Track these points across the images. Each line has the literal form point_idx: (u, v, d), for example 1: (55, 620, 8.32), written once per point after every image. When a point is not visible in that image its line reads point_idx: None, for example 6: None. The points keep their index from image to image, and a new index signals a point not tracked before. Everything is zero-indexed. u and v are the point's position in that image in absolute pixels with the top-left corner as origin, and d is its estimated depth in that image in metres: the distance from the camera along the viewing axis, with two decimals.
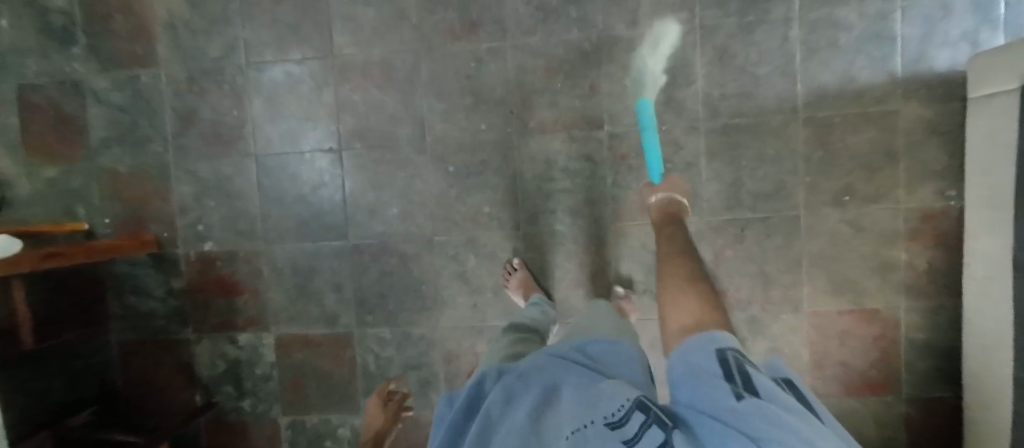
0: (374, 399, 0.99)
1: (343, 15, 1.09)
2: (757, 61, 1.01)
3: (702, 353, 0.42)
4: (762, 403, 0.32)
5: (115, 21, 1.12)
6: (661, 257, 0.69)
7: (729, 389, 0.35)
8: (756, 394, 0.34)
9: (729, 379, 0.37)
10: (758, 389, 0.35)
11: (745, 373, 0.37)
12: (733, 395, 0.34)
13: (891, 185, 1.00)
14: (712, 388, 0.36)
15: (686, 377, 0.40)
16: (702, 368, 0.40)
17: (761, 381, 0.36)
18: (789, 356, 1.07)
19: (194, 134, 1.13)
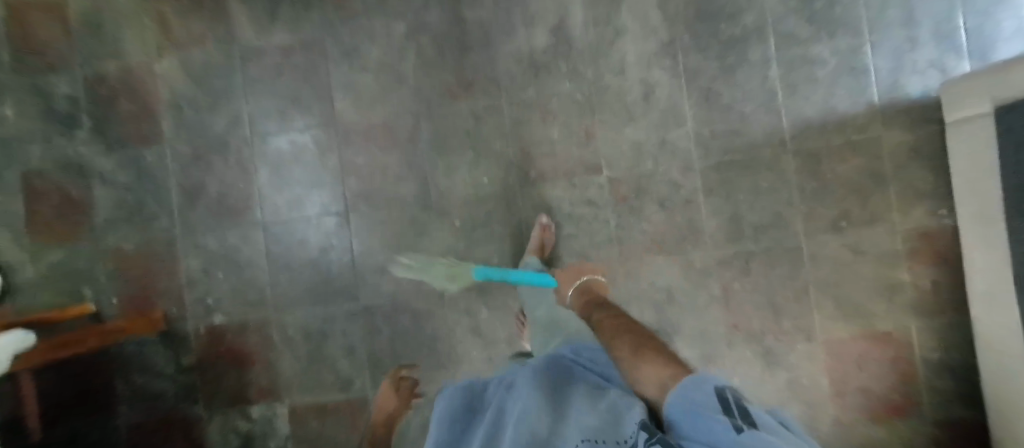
0: (387, 383, 1.09)
1: (342, 83, 1.13)
2: (743, 99, 1.06)
3: (703, 388, 0.42)
4: (762, 432, 0.32)
5: (120, 104, 1.15)
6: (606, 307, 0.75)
7: (730, 420, 0.35)
8: (756, 426, 0.34)
9: (729, 411, 0.37)
10: (759, 423, 0.35)
11: (745, 408, 0.38)
12: (732, 426, 0.34)
13: (884, 208, 1.04)
14: (712, 419, 0.36)
15: (686, 408, 0.40)
16: (701, 401, 0.40)
17: (760, 416, 0.36)
18: (809, 386, 1.07)
19: (200, 207, 1.15)
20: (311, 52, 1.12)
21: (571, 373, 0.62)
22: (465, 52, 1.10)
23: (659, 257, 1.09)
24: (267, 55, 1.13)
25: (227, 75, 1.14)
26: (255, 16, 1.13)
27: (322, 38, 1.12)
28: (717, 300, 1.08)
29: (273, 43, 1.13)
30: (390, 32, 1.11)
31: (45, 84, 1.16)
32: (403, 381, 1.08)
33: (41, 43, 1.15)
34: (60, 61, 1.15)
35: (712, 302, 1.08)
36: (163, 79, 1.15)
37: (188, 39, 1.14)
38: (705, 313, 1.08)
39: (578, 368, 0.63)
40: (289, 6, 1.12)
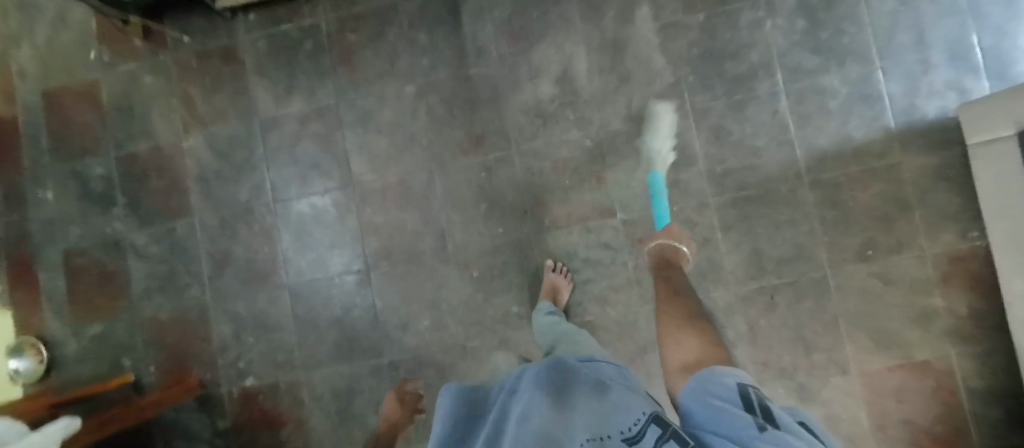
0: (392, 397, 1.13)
1: (357, 145, 1.17)
2: (754, 134, 1.05)
3: (728, 389, 0.46)
4: (779, 429, 0.36)
5: (150, 179, 1.21)
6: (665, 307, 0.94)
7: (751, 416, 0.39)
8: (776, 424, 0.38)
9: (751, 410, 0.41)
10: (779, 421, 0.38)
11: (765, 407, 0.41)
12: (754, 422, 0.38)
13: (911, 235, 1.01)
14: (737, 414, 0.40)
15: (714, 405, 0.44)
16: (727, 400, 0.44)
17: (780, 415, 0.40)
18: (849, 423, 1.02)
19: (229, 273, 1.19)
20: (328, 118, 1.17)
21: (578, 370, 0.60)
22: (475, 108, 1.14)
23: None
24: (286, 124, 1.18)
25: (249, 144, 1.19)
26: (274, 88, 1.19)
27: (337, 104, 1.17)
28: (744, 338, 1.05)
29: (291, 112, 1.18)
30: (402, 94, 1.16)
31: (82, 166, 1.23)
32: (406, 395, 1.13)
33: (77, 128, 1.23)
34: (96, 144, 1.23)
35: (739, 340, 1.05)
36: (190, 153, 1.21)
37: (212, 114, 1.20)
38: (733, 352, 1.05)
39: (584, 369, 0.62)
40: (305, 77, 1.18)
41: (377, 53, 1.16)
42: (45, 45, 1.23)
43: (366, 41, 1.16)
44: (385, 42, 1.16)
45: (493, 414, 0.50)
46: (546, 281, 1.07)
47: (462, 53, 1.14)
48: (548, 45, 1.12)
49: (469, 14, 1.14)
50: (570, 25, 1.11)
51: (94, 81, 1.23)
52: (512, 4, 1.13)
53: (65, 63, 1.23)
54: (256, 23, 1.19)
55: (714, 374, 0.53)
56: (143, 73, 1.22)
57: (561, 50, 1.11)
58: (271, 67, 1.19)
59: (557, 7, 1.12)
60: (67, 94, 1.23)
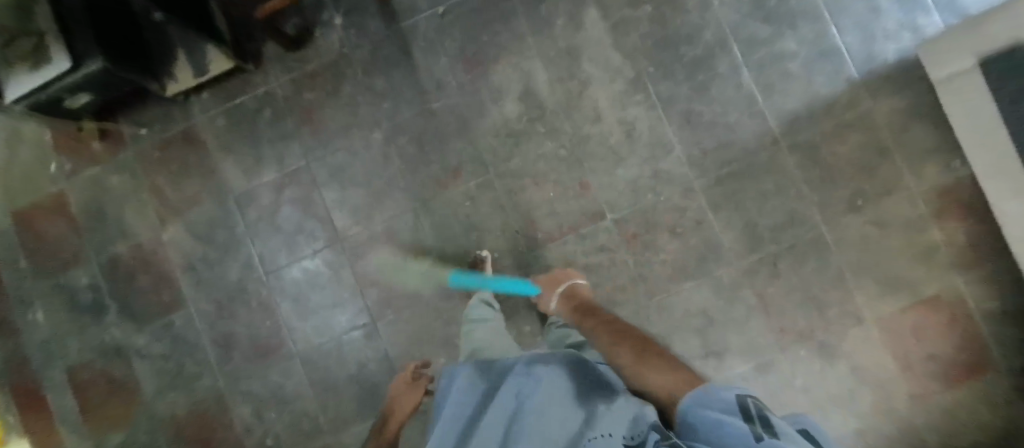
0: (402, 374, 1.10)
1: (337, 201, 1.16)
2: (723, 111, 1.06)
3: (720, 393, 0.41)
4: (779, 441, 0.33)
5: (138, 278, 1.19)
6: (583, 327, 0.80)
7: (749, 428, 0.35)
8: (775, 435, 0.34)
9: (747, 420, 0.37)
10: (778, 430, 0.35)
11: (762, 415, 0.38)
12: (749, 435, 0.35)
13: (896, 178, 1.02)
14: (732, 429, 0.36)
15: (704, 414, 0.40)
16: (719, 408, 0.39)
17: (781, 425, 0.36)
18: (875, 371, 1.01)
19: (236, 354, 1.17)
20: (302, 181, 1.16)
21: (581, 362, 0.63)
22: (445, 140, 1.13)
23: (687, 283, 1.06)
24: (262, 195, 1.17)
25: (228, 223, 1.18)
26: (243, 163, 1.17)
27: (308, 165, 1.16)
28: (756, 311, 1.04)
29: (264, 183, 1.17)
30: (371, 142, 1.15)
31: (66, 279, 1.20)
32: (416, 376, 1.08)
33: (53, 242, 1.21)
34: (75, 254, 1.20)
35: (752, 314, 1.04)
36: (172, 244, 1.19)
37: (185, 201, 1.18)
38: (750, 326, 1.04)
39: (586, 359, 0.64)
40: (271, 145, 1.17)
41: (338, 107, 1.15)
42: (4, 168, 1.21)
43: (325, 97, 1.15)
44: (343, 95, 1.15)
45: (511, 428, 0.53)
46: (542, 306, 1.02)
47: (421, 89, 1.13)
48: (504, 65, 1.12)
49: (421, 50, 1.13)
50: (522, 41, 1.11)
51: (60, 192, 1.21)
52: (460, 32, 1.13)
53: (28, 180, 1.21)
54: (211, 102, 1.18)
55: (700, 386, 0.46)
56: (108, 175, 1.20)
57: (519, 67, 1.11)
58: (236, 142, 1.17)
59: (506, 26, 1.12)
60: (36, 210, 1.21)
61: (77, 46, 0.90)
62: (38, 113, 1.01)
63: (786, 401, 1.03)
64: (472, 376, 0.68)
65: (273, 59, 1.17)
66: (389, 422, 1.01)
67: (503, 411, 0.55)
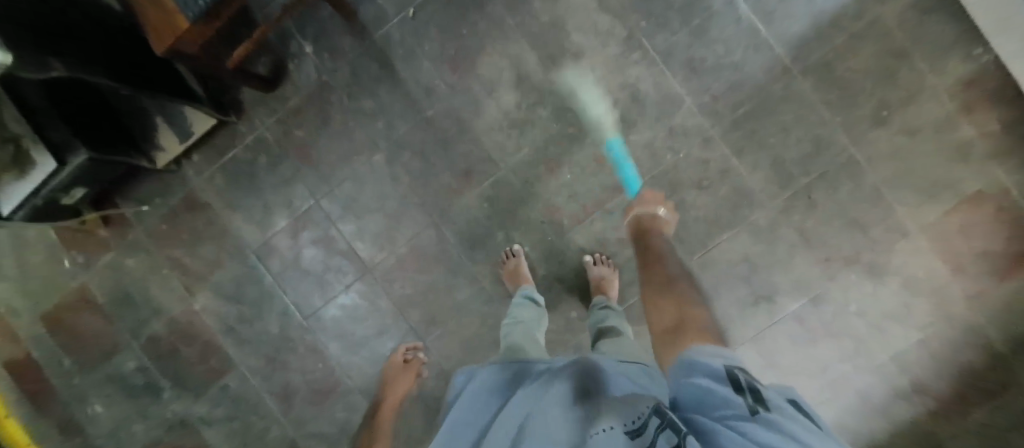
0: (394, 355, 1.11)
1: (356, 232, 1.13)
2: (726, 51, 1.01)
3: (705, 366, 0.37)
4: (777, 420, 0.28)
5: (183, 351, 1.19)
6: (642, 252, 0.79)
7: (743, 402, 0.30)
8: (770, 409, 0.29)
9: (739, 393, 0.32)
10: (772, 403, 0.31)
11: (755, 386, 0.33)
12: (744, 410, 0.30)
13: (919, 79, 0.97)
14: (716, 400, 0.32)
15: (693, 388, 0.35)
16: (707, 381, 0.34)
17: (775, 397, 0.31)
18: (928, 279, 1.00)
19: (297, 401, 1.18)
20: (316, 220, 1.14)
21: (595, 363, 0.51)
22: (449, 146, 1.09)
23: (725, 234, 1.04)
24: (280, 244, 1.15)
25: (255, 279, 1.16)
26: (252, 215, 1.15)
27: (318, 203, 1.13)
28: (799, 245, 1.03)
29: (279, 230, 1.15)
30: (374, 165, 1.11)
31: (113, 368, 1.21)
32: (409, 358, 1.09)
33: (90, 336, 1.21)
34: (115, 342, 1.20)
35: (796, 250, 1.03)
36: (205, 311, 1.18)
37: (206, 267, 1.17)
38: (796, 262, 1.03)
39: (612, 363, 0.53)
40: (275, 191, 1.14)
41: (331, 138, 1.11)
42: (21, 274, 1.20)
43: (316, 130, 1.11)
44: (334, 124, 1.11)
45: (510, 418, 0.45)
46: (594, 279, 1.03)
47: (412, 100, 1.09)
48: (490, 54, 1.06)
49: (401, 59, 1.08)
50: (502, 25, 1.05)
51: (82, 285, 1.20)
52: (437, 31, 1.07)
53: (48, 282, 1.20)
54: (203, 162, 1.14)
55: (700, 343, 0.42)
56: (123, 258, 1.18)
57: (505, 54, 1.06)
58: (240, 197, 1.14)
59: (482, 13, 1.05)
60: (63, 309, 1.20)
61: (52, 139, 0.86)
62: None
63: (843, 328, 1.03)
64: (488, 382, 0.59)
65: (253, 103, 1.12)
66: (384, 405, 1.04)
67: (505, 420, 0.46)
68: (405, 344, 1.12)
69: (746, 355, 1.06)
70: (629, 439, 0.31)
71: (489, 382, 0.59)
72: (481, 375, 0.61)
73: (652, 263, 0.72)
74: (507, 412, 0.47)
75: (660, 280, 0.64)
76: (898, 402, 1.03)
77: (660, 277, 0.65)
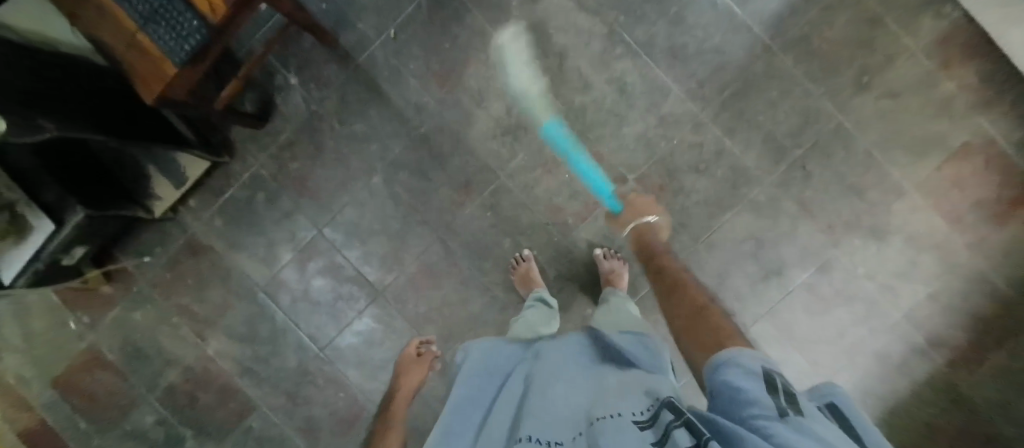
0: (405, 351, 1.05)
1: (362, 256, 1.13)
2: (706, 36, 1.03)
3: (740, 366, 0.35)
4: (810, 424, 0.27)
5: (201, 398, 1.18)
6: (662, 274, 0.71)
7: (773, 404, 0.29)
8: (804, 414, 0.28)
9: (773, 395, 0.30)
10: (806, 408, 0.29)
11: (791, 389, 0.31)
12: (772, 412, 0.28)
13: (894, 42, 1.00)
14: (747, 398, 0.31)
15: (727, 385, 0.34)
16: (741, 379, 0.33)
17: (809, 403, 0.30)
18: (929, 234, 1.02)
19: (322, 434, 1.16)
20: (321, 249, 1.13)
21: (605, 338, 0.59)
22: (445, 160, 1.10)
23: (728, 213, 1.06)
24: (288, 278, 1.14)
25: (266, 316, 1.15)
26: (256, 253, 1.14)
27: (321, 232, 1.13)
28: (802, 216, 1.04)
29: (286, 264, 1.14)
30: (373, 188, 1.11)
31: (131, 425, 1.19)
32: (422, 350, 1.04)
33: (104, 396, 1.19)
34: (130, 399, 1.18)
35: (798, 221, 1.04)
36: (219, 354, 1.17)
37: (215, 310, 1.16)
38: (799, 233, 1.05)
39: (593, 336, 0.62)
40: (277, 226, 1.13)
41: (327, 166, 1.11)
42: (26, 342, 1.18)
43: (310, 161, 1.11)
44: (328, 153, 1.11)
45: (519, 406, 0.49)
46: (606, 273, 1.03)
47: (403, 119, 1.09)
48: (474, 66, 1.07)
49: (387, 80, 1.08)
50: (484, 35, 1.06)
51: (91, 345, 1.18)
52: (419, 48, 1.07)
53: (55, 347, 1.18)
54: (201, 206, 1.14)
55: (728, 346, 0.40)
56: (129, 312, 1.17)
57: (490, 63, 1.07)
58: (241, 236, 1.14)
59: (462, 26, 1.06)
60: (74, 372, 1.19)
61: (45, 200, 0.86)
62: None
63: (855, 291, 1.05)
64: (486, 356, 0.63)
65: (244, 142, 1.12)
66: (398, 391, 0.91)
67: (510, 397, 0.52)
68: (417, 339, 1.07)
69: (765, 330, 1.07)
70: (641, 430, 0.34)
71: (489, 366, 0.61)
72: (483, 353, 0.64)
73: (678, 287, 0.64)
74: (512, 390, 0.54)
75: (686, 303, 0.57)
76: (916, 358, 1.04)
77: (695, 299, 0.57)
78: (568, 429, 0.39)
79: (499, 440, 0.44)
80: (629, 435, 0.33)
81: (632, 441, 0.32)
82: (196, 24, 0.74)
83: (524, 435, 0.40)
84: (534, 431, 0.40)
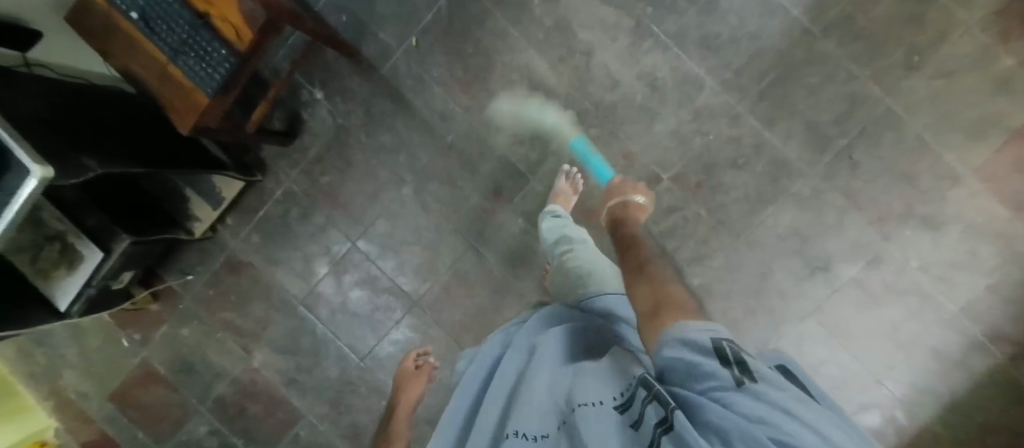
0: (405, 362, 1.07)
1: (397, 267, 1.13)
2: (740, 23, 0.98)
3: (687, 338, 0.34)
4: (766, 392, 0.27)
5: (249, 408, 1.21)
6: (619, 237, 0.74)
7: (729, 374, 0.30)
8: (758, 381, 0.29)
9: (725, 364, 0.31)
10: (760, 375, 0.29)
11: (742, 356, 0.31)
12: (729, 383, 0.29)
13: (946, 17, 0.93)
14: (705, 374, 0.31)
15: (678, 358, 0.33)
16: (692, 352, 0.33)
17: (760, 365, 0.30)
18: (988, 221, 0.96)
19: (366, 441, 1.18)
20: (357, 262, 1.14)
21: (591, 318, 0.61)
22: (474, 168, 1.08)
23: (770, 208, 1.02)
24: (326, 290, 1.16)
25: (307, 328, 1.17)
26: (294, 267, 1.16)
27: (355, 245, 1.14)
28: (849, 209, 1.00)
29: (323, 277, 1.16)
30: (403, 199, 1.11)
31: (185, 435, 1.23)
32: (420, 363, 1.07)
33: (158, 409, 1.23)
34: (182, 411, 1.23)
35: (846, 214, 1.00)
36: (265, 366, 1.20)
37: (258, 325, 1.19)
38: (846, 226, 1.00)
39: (579, 308, 0.65)
40: (311, 240, 1.15)
41: (357, 179, 1.11)
42: (84, 360, 1.24)
43: (340, 175, 1.12)
44: (357, 166, 1.11)
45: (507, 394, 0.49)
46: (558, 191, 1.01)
47: (429, 128, 1.08)
48: (498, 69, 1.05)
49: (411, 89, 1.07)
50: (506, 37, 1.03)
51: (143, 360, 1.23)
52: (442, 55, 1.05)
53: (111, 363, 1.24)
54: (238, 224, 1.16)
55: (682, 318, 0.38)
56: (177, 329, 1.21)
57: (514, 66, 1.04)
58: (278, 251, 1.16)
59: (484, 29, 1.03)
60: (129, 387, 1.24)
61: (88, 226, 0.88)
62: (34, 289, 0.94)
63: (907, 284, 1.00)
64: (481, 355, 0.63)
65: (275, 160, 1.13)
66: (398, 411, 0.96)
67: (501, 382, 0.52)
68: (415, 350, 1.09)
69: (812, 328, 1.04)
70: (619, 415, 0.36)
71: (483, 362, 0.61)
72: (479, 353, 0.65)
73: (630, 244, 0.67)
74: (505, 374, 0.53)
75: (632, 265, 0.59)
76: (974, 354, 1.00)
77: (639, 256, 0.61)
78: (552, 415, 0.41)
79: (489, 434, 0.44)
80: (607, 427, 0.34)
81: (610, 430, 0.34)
82: (224, 53, 0.75)
83: (511, 431, 0.40)
84: (522, 425, 0.40)
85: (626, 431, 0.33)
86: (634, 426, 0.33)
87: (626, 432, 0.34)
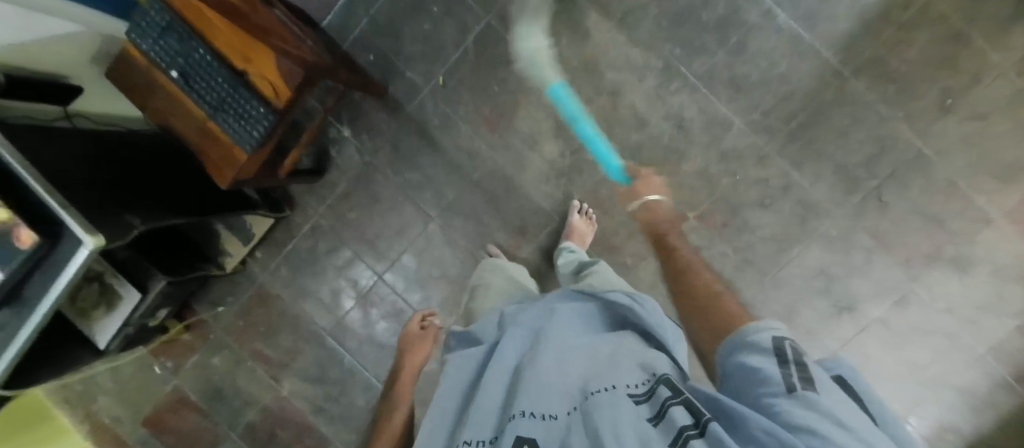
0: (411, 323, 1.07)
1: (423, 300, 1.15)
2: (769, 65, 0.97)
3: (753, 342, 0.35)
4: (820, 400, 0.28)
5: (278, 435, 1.24)
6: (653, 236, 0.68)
7: (781, 376, 0.31)
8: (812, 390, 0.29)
9: (781, 363, 0.32)
10: (818, 381, 0.30)
11: (801, 357, 0.32)
12: (781, 388, 0.30)
13: (981, 60, 0.92)
14: (759, 376, 0.32)
15: (744, 362, 0.34)
16: (755, 352, 0.34)
17: (818, 372, 0.31)
18: (1018, 263, 0.96)
19: None
20: (383, 294, 1.16)
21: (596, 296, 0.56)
22: (500, 204, 1.09)
23: (796, 248, 1.02)
24: (353, 322, 1.18)
25: (334, 358, 1.20)
26: (321, 299, 1.18)
27: (382, 278, 1.16)
28: (876, 250, 1.00)
29: (350, 309, 1.18)
30: (430, 235, 1.12)
31: None
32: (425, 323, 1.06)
33: (189, 434, 1.26)
34: (212, 436, 1.26)
35: (873, 254, 1.00)
36: (293, 394, 1.22)
37: (287, 355, 1.21)
38: (874, 267, 1.00)
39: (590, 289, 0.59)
40: (339, 274, 1.17)
41: (383, 214, 1.13)
42: (118, 387, 1.27)
43: (366, 210, 1.13)
44: (383, 202, 1.12)
45: (512, 377, 0.45)
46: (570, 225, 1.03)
47: (455, 164, 1.09)
48: (524, 108, 1.05)
49: (437, 127, 1.08)
50: None
51: (175, 388, 1.26)
52: (468, 93, 1.06)
53: (145, 390, 1.27)
54: (266, 256, 1.19)
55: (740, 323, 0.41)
56: (208, 357, 1.24)
57: (540, 104, 1.04)
58: (307, 283, 1.18)
59: (511, 67, 1.03)
60: (161, 412, 1.27)
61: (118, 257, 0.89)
62: (77, 329, 0.95)
63: (933, 325, 1.00)
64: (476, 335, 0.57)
65: (303, 195, 1.15)
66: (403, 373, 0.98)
67: (503, 363, 0.47)
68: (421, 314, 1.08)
69: None
70: (637, 404, 0.33)
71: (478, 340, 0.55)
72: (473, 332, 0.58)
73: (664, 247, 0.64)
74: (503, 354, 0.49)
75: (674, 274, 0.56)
76: (1001, 393, 1.00)
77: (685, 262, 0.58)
78: (560, 399, 0.38)
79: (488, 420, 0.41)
80: (624, 416, 0.31)
81: (631, 421, 0.31)
82: (263, 111, 0.76)
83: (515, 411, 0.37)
84: (527, 404, 0.37)
85: (645, 424, 0.31)
86: (653, 420, 0.31)
87: (645, 423, 0.31)
